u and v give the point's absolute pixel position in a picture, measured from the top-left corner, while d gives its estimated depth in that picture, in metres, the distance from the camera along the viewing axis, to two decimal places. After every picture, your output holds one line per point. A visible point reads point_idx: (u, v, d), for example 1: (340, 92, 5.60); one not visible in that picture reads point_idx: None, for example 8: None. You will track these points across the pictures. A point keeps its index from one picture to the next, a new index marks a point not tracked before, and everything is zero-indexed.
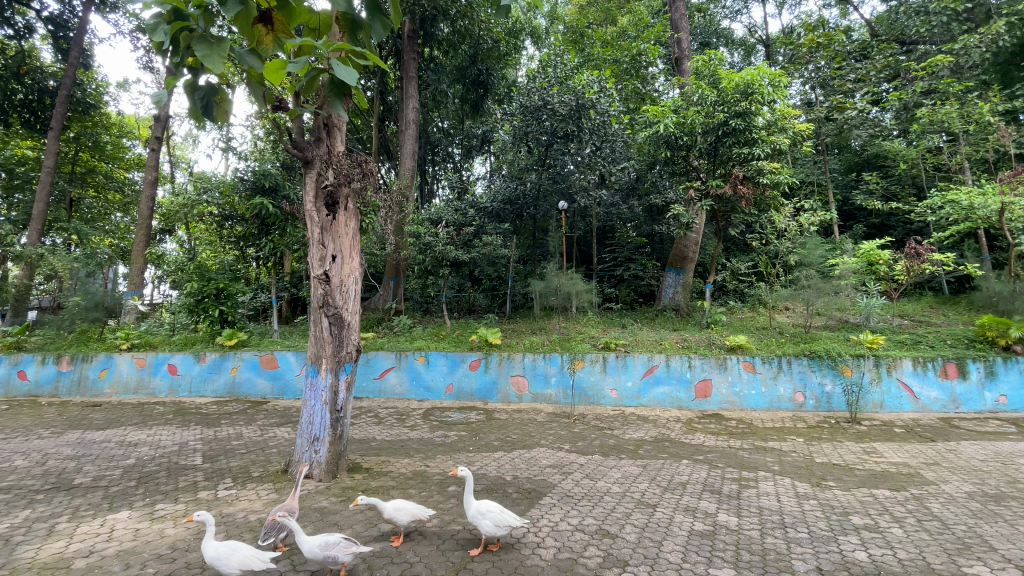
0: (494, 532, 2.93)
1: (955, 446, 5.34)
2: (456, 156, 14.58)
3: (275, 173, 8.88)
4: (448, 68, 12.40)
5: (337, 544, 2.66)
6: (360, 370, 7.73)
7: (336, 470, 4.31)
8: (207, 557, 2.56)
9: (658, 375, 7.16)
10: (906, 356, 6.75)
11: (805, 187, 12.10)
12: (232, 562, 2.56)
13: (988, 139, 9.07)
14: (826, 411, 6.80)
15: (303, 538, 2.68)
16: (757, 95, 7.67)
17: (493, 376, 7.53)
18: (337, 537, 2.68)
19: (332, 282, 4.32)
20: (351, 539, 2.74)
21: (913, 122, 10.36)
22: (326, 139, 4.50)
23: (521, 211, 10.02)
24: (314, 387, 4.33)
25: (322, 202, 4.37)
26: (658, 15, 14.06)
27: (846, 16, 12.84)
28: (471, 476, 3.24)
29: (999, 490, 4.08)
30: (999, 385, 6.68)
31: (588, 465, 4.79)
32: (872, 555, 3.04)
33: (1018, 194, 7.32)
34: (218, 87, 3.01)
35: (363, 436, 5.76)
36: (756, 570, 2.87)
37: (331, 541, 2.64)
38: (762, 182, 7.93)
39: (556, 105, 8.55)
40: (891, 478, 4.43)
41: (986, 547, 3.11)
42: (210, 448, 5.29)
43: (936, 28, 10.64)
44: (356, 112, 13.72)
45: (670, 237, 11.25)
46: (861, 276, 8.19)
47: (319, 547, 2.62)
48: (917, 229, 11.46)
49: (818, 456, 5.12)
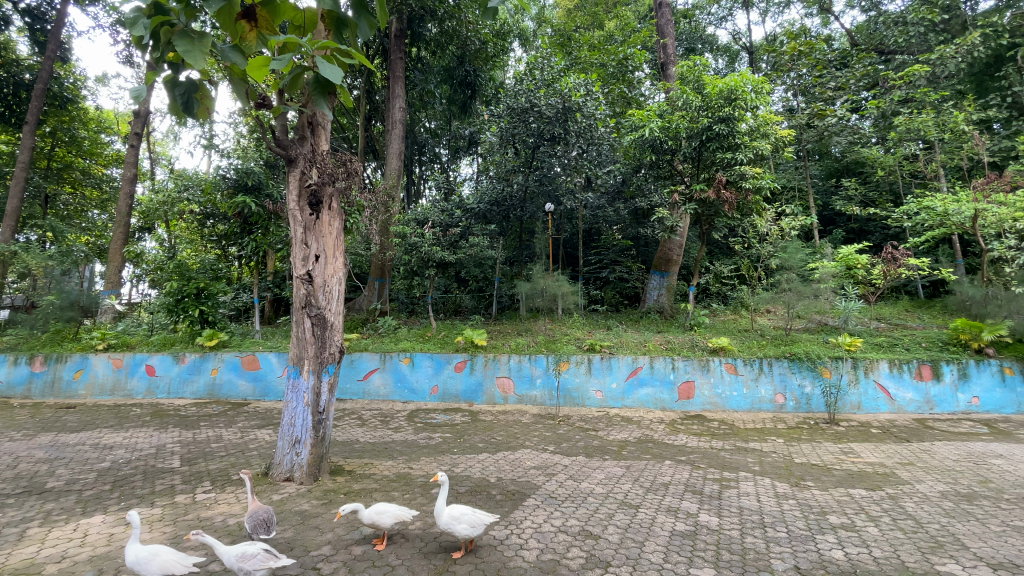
0: (470, 535, 2.93)
1: (929, 447, 5.48)
2: (443, 157, 14.61)
3: (258, 171, 8.72)
4: (436, 68, 12.43)
5: (253, 556, 2.55)
6: (343, 371, 7.68)
7: (318, 472, 4.26)
8: (128, 561, 2.50)
9: (642, 376, 7.21)
10: (882, 359, 6.89)
11: (786, 192, 12.30)
12: (154, 566, 2.48)
13: (962, 147, 9.44)
14: (805, 412, 6.92)
15: (223, 548, 2.60)
16: (740, 101, 7.76)
17: (479, 378, 7.51)
18: (255, 548, 2.57)
19: (315, 282, 4.28)
20: (272, 550, 2.63)
21: (891, 130, 10.53)
22: (310, 138, 4.42)
23: (508, 212, 9.98)
24: (296, 388, 4.28)
25: (306, 201, 4.33)
26: (644, 20, 14.21)
27: (827, 25, 13.09)
28: (447, 482, 3.20)
29: (971, 490, 4.19)
30: (971, 387, 6.85)
31: (572, 467, 4.81)
32: (848, 554, 3.09)
33: (990, 202, 7.52)
34: (199, 83, 2.97)
35: (345, 438, 5.71)
36: (735, 570, 2.89)
37: (248, 553, 2.54)
38: (745, 187, 8.09)
39: (542, 108, 8.60)
40: (867, 478, 4.53)
41: (959, 545, 3.19)
42: (189, 450, 5.19)
43: (913, 39, 10.95)
44: (342, 111, 13.63)
45: (655, 240, 11.32)
46: (840, 279, 8.34)
47: (236, 558, 2.52)
48: (893, 235, 11.73)
49: (797, 456, 5.21)
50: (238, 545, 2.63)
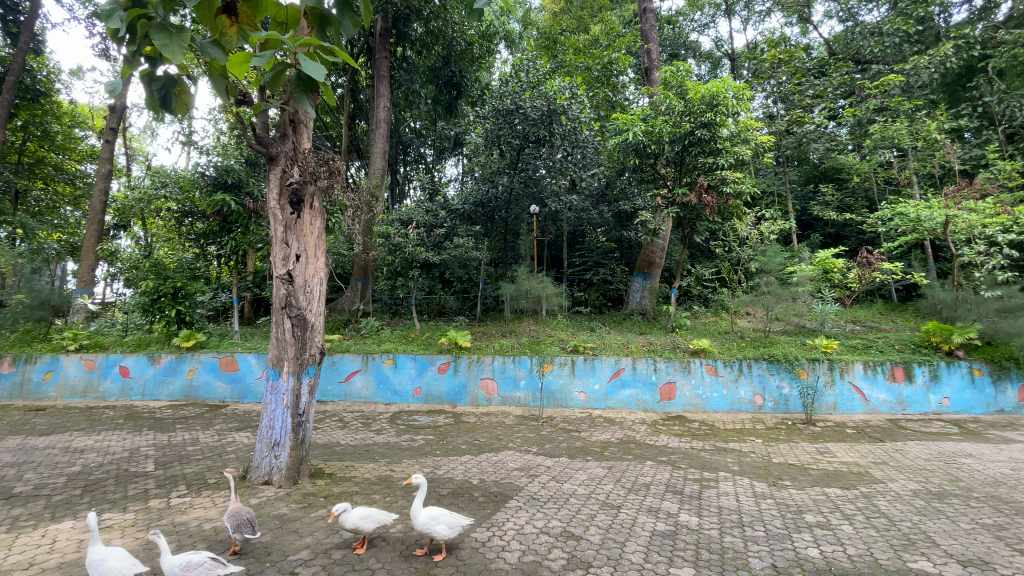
0: (447, 536, 2.92)
1: (902, 446, 5.62)
2: (428, 158, 14.55)
3: (238, 169, 8.59)
4: (421, 68, 12.40)
5: (199, 565, 2.51)
6: (325, 372, 7.59)
7: (297, 475, 4.20)
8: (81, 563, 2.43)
9: (625, 377, 7.27)
10: (857, 361, 7.06)
11: (766, 197, 12.52)
12: (102, 570, 2.41)
13: (934, 156, 9.78)
14: (783, 413, 7.05)
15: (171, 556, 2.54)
16: (721, 107, 7.89)
17: (462, 379, 7.48)
18: (200, 557, 2.53)
19: (296, 282, 4.22)
20: (220, 559, 2.59)
21: (866, 137, 10.76)
22: (292, 136, 4.37)
23: (493, 214, 9.95)
24: (275, 390, 4.20)
25: (287, 200, 4.27)
26: (628, 25, 14.34)
27: (806, 34, 13.38)
28: (424, 483, 3.19)
29: (941, 488, 4.31)
30: (942, 389, 7.04)
31: (555, 468, 4.82)
32: (823, 552, 3.16)
33: (961, 209, 7.78)
34: (177, 78, 2.91)
35: (326, 441, 5.63)
36: (714, 569, 2.93)
37: (193, 561, 2.49)
38: (725, 191, 8.20)
39: (528, 109, 8.58)
40: (842, 477, 4.62)
41: (930, 543, 3.28)
42: (164, 454, 5.06)
43: (889, 49, 11.26)
44: (325, 110, 13.49)
45: (638, 243, 11.41)
46: (817, 282, 8.56)
47: (180, 568, 2.46)
48: (868, 240, 12.03)
49: (775, 456, 5.30)
50: (183, 553, 2.57)
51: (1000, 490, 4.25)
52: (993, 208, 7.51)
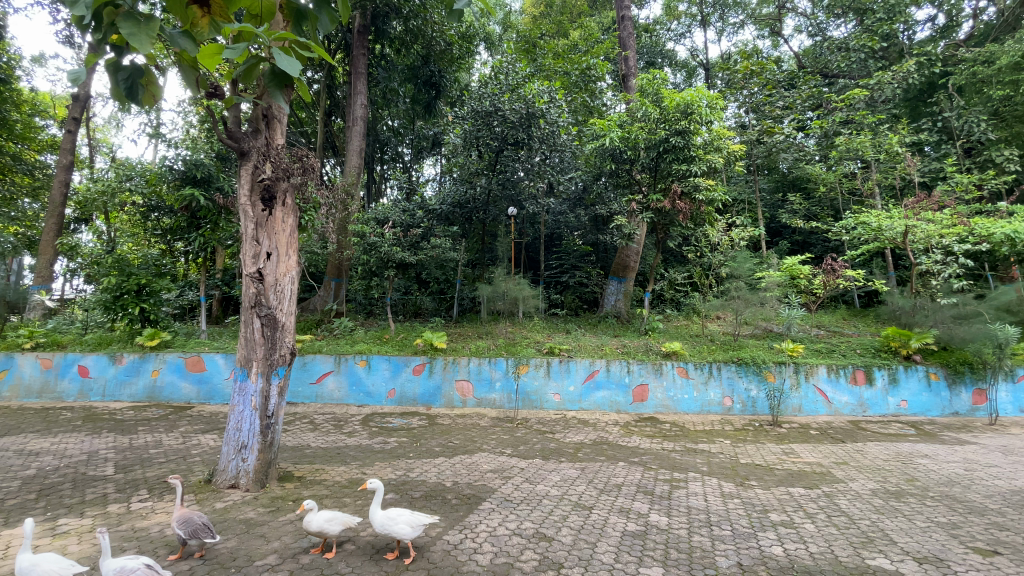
0: (408, 536, 2.90)
1: (862, 447, 5.85)
2: (405, 157, 14.43)
3: (208, 163, 8.34)
4: (399, 67, 12.30)
5: (133, 571, 2.40)
6: (295, 373, 7.45)
7: (265, 478, 4.11)
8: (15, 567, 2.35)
9: (599, 379, 7.35)
10: (822, 364, 7.30)
11: (737, 205, 12.83)
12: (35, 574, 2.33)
13: (896, 167, 10.19)
14: (751, 414, 7.25)
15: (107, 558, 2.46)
16: (695, 115, 8.07)
17: (437, 381, 7.43)
18: (135, 564, 2.43)
19: (266, 281, 4.13)
20: (155, 565, 2.49)
21: (832, 149, 11.12)
22: (264, 131, 4.29)
23: (471, 215, 9.91)
24: (243, 392, 4.10)
25: (258, 196, 4.18)
26: (607, 32, 14.53)
27: (777, 47, 13.78)
28: (381, 487, 3.16)
29: (898, 487, 4.50)
30: (901, 392, 7.34)
31: (528, 469, 4.84)
32: (786, 550, 3.25)
33: (920, 219, 8.12)
34: (145, 68, 2.82)
35: (296, 443, 5.51)
36: (682, 567, 2.99)
37: (126, 568, 2.39)
38: (698, 198, 8.43)
39: (507, 112, 8.55)
40: (805, 477, 4.78)
41: (888, 540, 3.41)
42: (124, 457, 4.88)
43: (855, 64, 11.73)
44: (300, 105, 13.26)
45: (614, 247, 11.55)
46: (784, 288, 8.82)
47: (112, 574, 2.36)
48: (833, 247, 12.47)
49: (742, 456, 5.44)
50: (122, 557, 2.48)
51: (953, 489, 4.44)
52: (950, 219, 7.91)
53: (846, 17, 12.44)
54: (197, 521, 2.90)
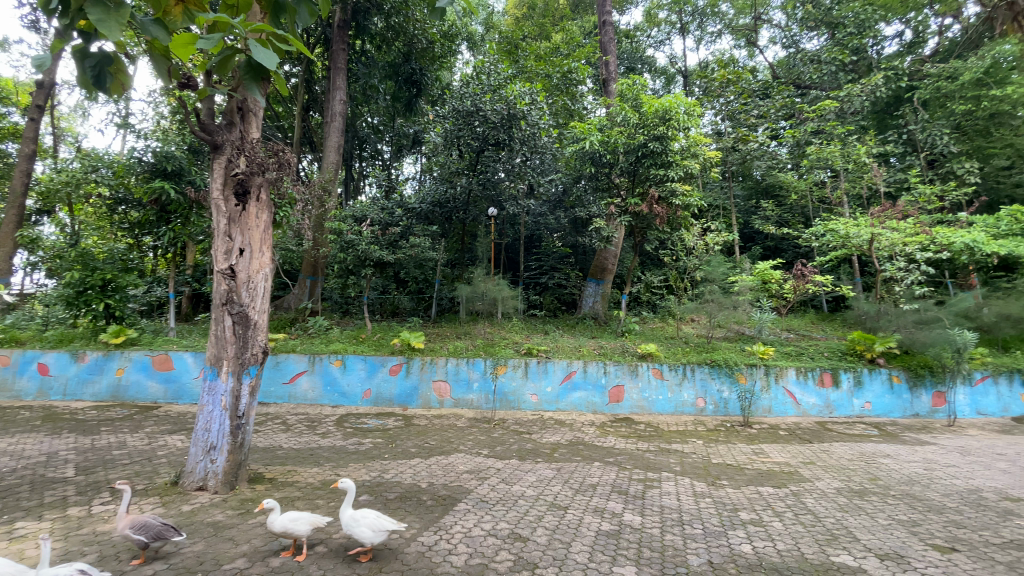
0: (371, 540, 2.85)
1: (828, 447, 6.04)
2: (385, 155, 14.28)
3: (180, 156, 8.11)
4: (380, 63, 12.18)
5: None
6: (267, 373, 7.29)
7: (235, 480, 4.01)
8: None
9: (576, 380, 7.41)
10: (791, 366, 7.51)
11: (712, 210, 13.11)
12: None
13: (863, 177, 10.50)
14: (723, 415, 7.40)
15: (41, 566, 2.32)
16: (673, 122, 8.20)
17: (414, 381, 7.37)
18: (66, 571, 2.28)
19: (238, 278, 4.04)
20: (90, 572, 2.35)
21: (804, 158, 11.44)
22: (239, 124, 4.20)
23: (450, 214, 9.87)
24: (213, 391, 4.00)
25: (232, 190, 4.09)
26: (588, 36, 14.67)
27: (753, 57, 14.13)
28: (354, 488, 3.11)
29: (861, 486, 4.66)
30: (865, 394, 7.60)
31: (504, 470, 4.84)
32: (755, 547, 3.34)
33: (885, 227, 8.43)
34: (114, 56, 2.74)
35: (267, 445, 5.40)
36: (654, 566, 3.04)
37: None
38: (675, 203, 8.61)
39: (488, 112, 8.50)
40: (774, 476, 4.91)
41: (851, 537, 3.53)
42: (86, 458, 4.70)
43: (826, 76, 12.12)
44: (277, 99, 13.03)
45: (592, 249, 11.67)
46: (756, 292, 9.03)
47: None
48: (803, 253, 12.85)
49: (714, 457, 5.56)
50: (59, 564, 2.34)
51: (913, 488, 4.63)
52: (913, 228, 8.22)
53: (819, 30, 12.82)
54: (147, 519, 2.82)
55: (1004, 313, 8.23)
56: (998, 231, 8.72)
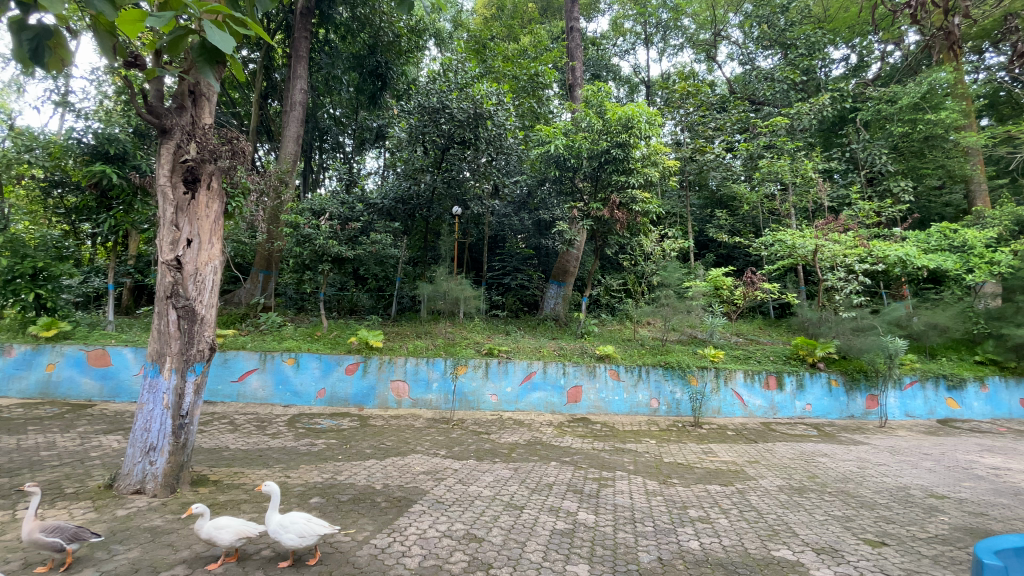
0: (298, 545, 2.77)
1: (771, 447, 6.34)
2: (346, 148, 14.02)
3: (124, 139, 7.63)
4: (344, 54, 11.93)
5: None
6: (215, 370, 6.99)
7: (176, 483, 3.82)
8: None
9: (535, 381, 7.48)
10: (739, 369, 7.85)
11: (670, 218, 13.51)
12: None
13: (809, 192, 11.08)
14: (675, 416, 7.65)
15: None
16: (635, 130, 8.39)
17: (371, 381, 7.24)
18: None
19: (185, 270, 3.86)
20: None
21: (756, 170, 11.98)
22: (191, 108, 4.01)
23: (413, 212, 9.75)
24: (154, 389, 3.79)
25: (180, 177, 3.89)
26: (556, 41, 14.83)
27: (711, 71, 14.67)
28: (279, 490, 3.03)
29: (801, 484, 4.94)
30: (806, 396, 8.04)
31: (461, 470, 4.83)
32: (702, 543, 3.47)
33: (828, 239, 8.92)
34: (56, 30, 2.56)
35: (213, 445, 5.17)
36: (606, 564, 3.10)
37: None
38: (635, 209, 8.86)
39: (454, 110, 8.42)
40: (721, 475, 5.12)
41: (790, 532, 3.74)
42: (9, 459, 4.36)
43: (779, 94, 12.75)
44: (234, 86, 12.58)
45: (555, 251, 11.81)
46: (709, 297, 9.43)
47: None
48: (753, 261, 13.46)
49: (666, 456, 5.72)
50: None
51: (847, 485, 4.94)
52: (853, 241, 8.73)
53: (773, 49, 13.41)
54: (61, 523, 2.68)
55: (931, 322, 8.86)
56: (928, 245, 9.41)
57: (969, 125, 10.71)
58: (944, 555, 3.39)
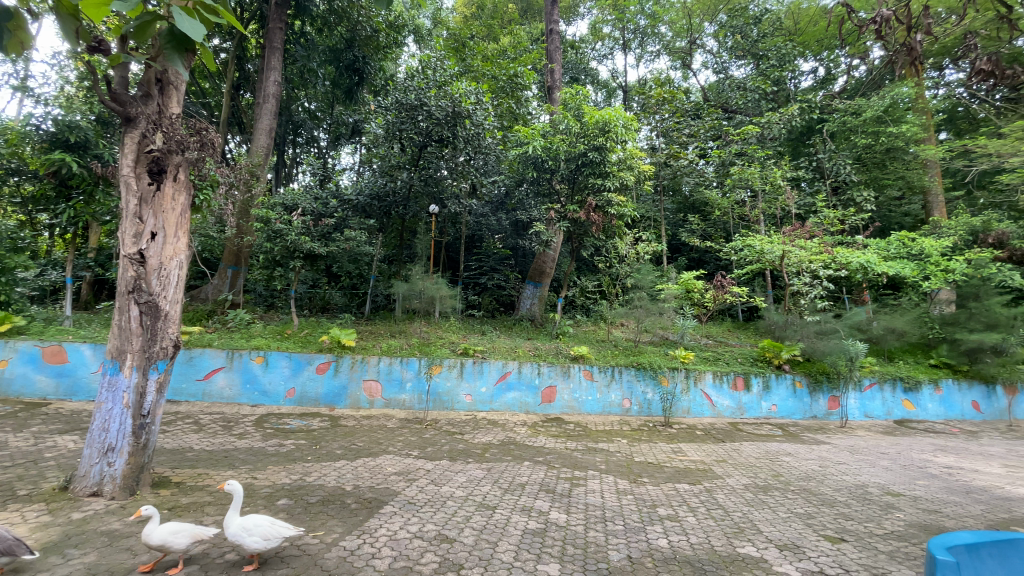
0: (262, 548, 2.71)
1: (738, 446, 6.52)
2: (321, 142, 13.84)
3: (86, 127, 7.32)
4: (320, 48, 11.73)
5: None
6: (179, 368, 6.77)
7: (136, 485, 3.68)
8: None
9: (510, 381, 7.50)
10: (708, 370, 8.04)
11: (644, 221, 13.73)
12: None
13: (778, 199, 11.45)
14: (646, 416, 7.79)
15: None
16: (612, 134, 8.50)
17: (343, 381, 7.12)
18: None
19: (149, 264, 3.73)
20: None
21: (727, 177, 12.28)
22: (158, 97, 3.88)
23: (389, 209, 9.63)
24: (113, 387, 3.64)
25: (145, 167, 3.77)
26: (536, 42, 14.89)
27: (686, 79, 14.98)
28: (241, 491, 2.96)
29: (766, 482, 5.09)
30: (772, 397, 8.29)
31: (434, 471, 4.81)
32: (670, 541, 3.55)
33: (795, 245, 9.23)
34: (13, 12, 2.47)
35: (176, 446, 5.00)
36: (578, 563, 3.14)
37: None
38: (610, 212, 9.07)
39: (432, 108, 8.38)
40: (690, 473, 5.24)
41: (755, 530, 3.85)
42: None
43: (750, 103, 13.13)
44: (204, 75, 12.23)
45: (532, 252, 11.87)
46: (681, 300, 9.63)
47: None
48: (724, 265, 13.81)
49: (636, 455, 5.81)
50: None
51: (809, 483, 5.12)
52: (817, 247, 9.05)
53: (745, 59, 13.80)
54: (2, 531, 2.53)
55: (890, 327, 9.25)
56: (888, 253, 9.82)
57: (928, 138, 11.27)
58: (899, 551, 3.55)
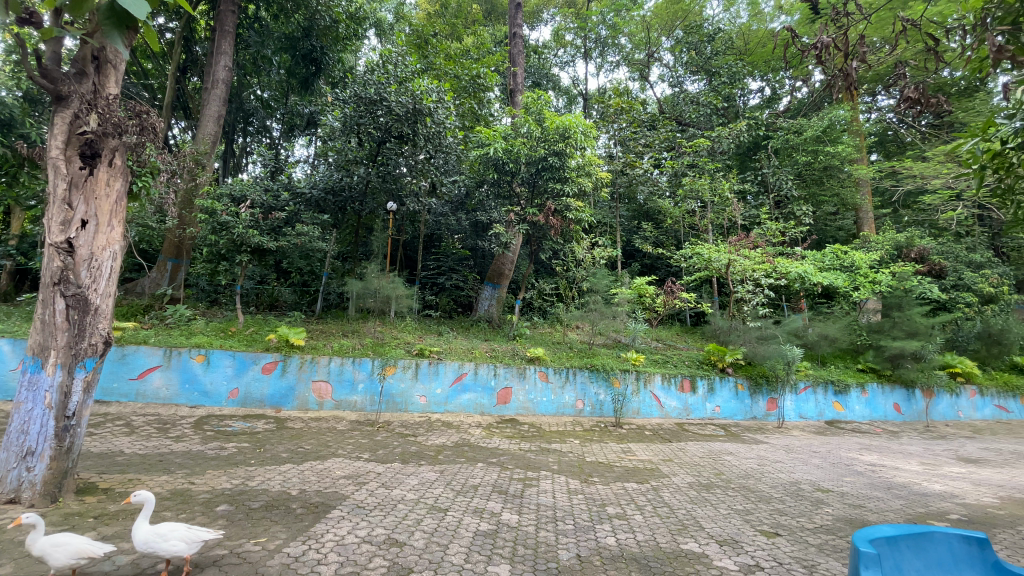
0: (183, 552, 2.59)
1: (684, 446, 6.78)
2: (274, 132, 13.32)
3: (11, 104, 6.74)
4: (275, 34, 11.29)
5: None
6: (109, 367, 6.33)
7: (59, 491, 3.40)
8: None
9: (465, 382, 7.48)
10: (657, 373, 8.33)
11: (600, 227, 14.02)
12: None
13: (725, 210, 12.04)
14: (598, 416, 7.96)
15: None
16: (571, 140, 8.64)
17: (290, 381, 6.87)
18: None
19: (78, 255, 3.47)
20: None
21: (679, 187, 12.78)
22: (94, 76, 3.63)
23: (344, 204, 9.37)
24: (34, 386, 3.36)
25: (76, 150, 3.50)
26: (499, 45, 14.97)
27: (644, 90, 15.44)
28: (152, 499, 2.81)
29: (709, 480, 5.32)
30: (716, 399, 8.67)
31: (384, 474, 4.72)
32: (618, 539, 3.65)
33: (739, 254, 9.73)
34: None
35: (104, 450, 4.66)
36: (528, 563, 3.18)
37: None
38: (568, 217, 9.23)
39: (392, 103, 8.22)
40: (638, 473, 5.40)
41: (697, 526, 4.02)
42: None
43: (702, 117, 13.74)
44: (146, 54, 11.51)
45: (491, 254, 11.87)
46: (633, 304, 9.91)
47: None
48: (674, 272, 14.36)
49: (588, 456, 5.93)
50: None
51: (747, 480, 5.41)
52: (760, 258, 9.58)
53: (699, 75, 14.39)
54: None
55: (823, 333, 9.87)
56: (824, 264, 10.61)
57: (861, 158, 12.17)
58: (827, 543, 3.81)
